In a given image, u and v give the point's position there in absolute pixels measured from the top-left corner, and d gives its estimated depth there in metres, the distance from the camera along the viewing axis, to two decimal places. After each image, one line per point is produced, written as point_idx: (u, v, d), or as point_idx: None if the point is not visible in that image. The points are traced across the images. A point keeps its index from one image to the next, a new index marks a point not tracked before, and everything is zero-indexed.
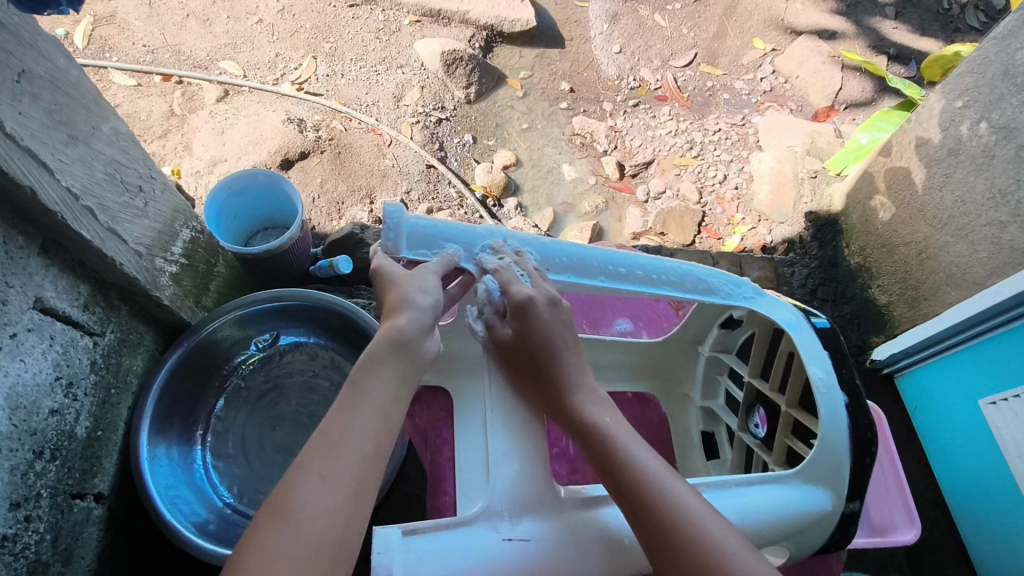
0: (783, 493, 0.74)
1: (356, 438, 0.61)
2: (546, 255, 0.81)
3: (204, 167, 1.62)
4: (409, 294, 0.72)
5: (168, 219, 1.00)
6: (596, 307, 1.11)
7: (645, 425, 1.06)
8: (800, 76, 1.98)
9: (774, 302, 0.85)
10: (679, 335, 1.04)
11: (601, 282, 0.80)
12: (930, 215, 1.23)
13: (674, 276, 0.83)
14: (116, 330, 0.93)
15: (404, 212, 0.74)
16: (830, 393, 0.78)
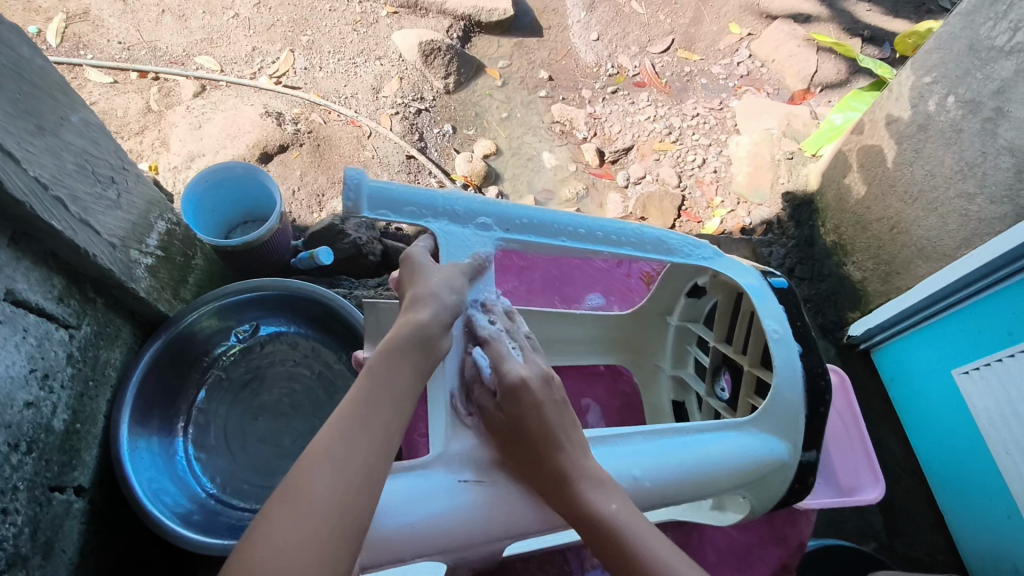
0: (740, 441, 0.77)
1: (368, 423, 0.59)
2: (508, 216, 0.80)
3: (182, 162, 1.61)
4: (431, 286, 0.71)
5: (142, 211, 1.00)
6: (567, 283, 1.17)
7: (618, 396, 1.11)
8: (775, 59, 2.00)
9: (734, 262, 0.87)
10: (648, 306, 1.05)
11: (563, 243, 0.81)
12: (901, 190, 1.25)
13: (634, 237, 0.84)
14: (93, 323, 0.93)
15: (365, 175, 0.72)
16: (784, 345, 0.80)
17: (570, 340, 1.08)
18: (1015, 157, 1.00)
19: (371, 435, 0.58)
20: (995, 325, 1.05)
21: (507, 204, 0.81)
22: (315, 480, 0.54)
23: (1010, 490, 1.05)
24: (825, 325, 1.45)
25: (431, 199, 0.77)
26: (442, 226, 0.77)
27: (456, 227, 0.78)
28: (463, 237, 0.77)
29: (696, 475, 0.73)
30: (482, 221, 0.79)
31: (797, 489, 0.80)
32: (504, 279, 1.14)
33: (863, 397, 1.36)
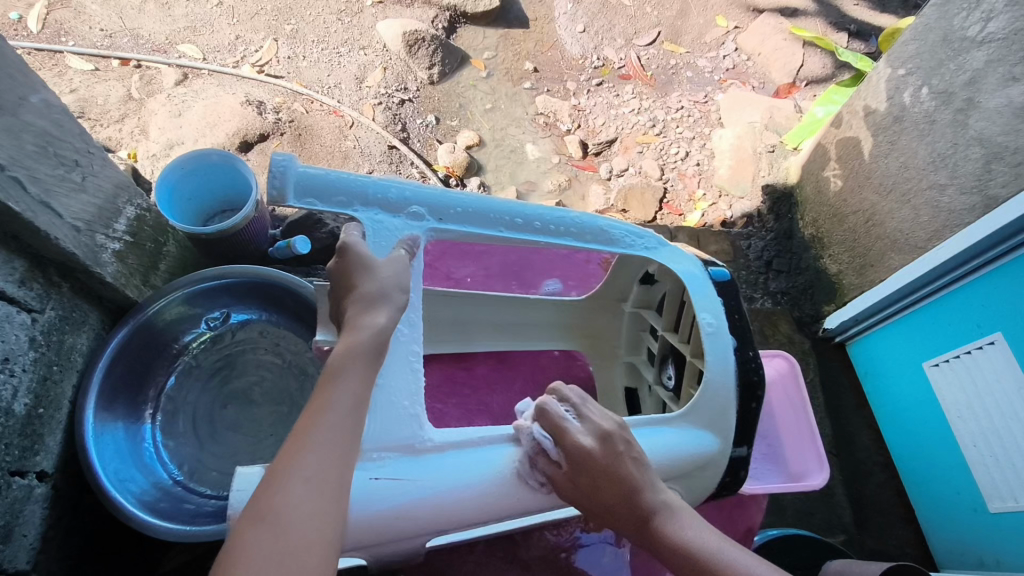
0: (661, 436, 0.76)
1: (329, 429, 0.59)
2: (441, 205, 0.77)
3: (161, 150, 1.60)
4: (384, 286, 0.68)
5: (110, 196, 0.99)
6: (525, 269, 1.17)
7: (573, 380, 1.11)
8: (761, 53, 2.00)
9: (679, 253, 0.86)
10: (604, 292, 1.05)
11: (499, 233, 0.78)
12: (877, 182, 1.25)
13: (575, 226, 0.81)
14: (57, 307, 0.93)
15: (290, 161, 0.69)
16: (720, 338, 0.80)
17: (523, 322, 1.06)
18: (984, 147, 1.00)
19: (332, 441, 0.59)
20: (965, 317, 1.05)
21: (441, 191, 0.77)
22: (284, 495, 0.54)
23: (977, 482, 1.05)
24: (803, 318, 1.44)
25: (360, 186, 0.74)
26: (371, 214, 0.74)
27: (385, 216, 0.75)
28: (393, 227, 0.74)
29: None
30: (414, 209, 0.75)
31: (727, 483, 0.81)
32: (461, 263, 1.15)
33: (837, 391, 1.36)
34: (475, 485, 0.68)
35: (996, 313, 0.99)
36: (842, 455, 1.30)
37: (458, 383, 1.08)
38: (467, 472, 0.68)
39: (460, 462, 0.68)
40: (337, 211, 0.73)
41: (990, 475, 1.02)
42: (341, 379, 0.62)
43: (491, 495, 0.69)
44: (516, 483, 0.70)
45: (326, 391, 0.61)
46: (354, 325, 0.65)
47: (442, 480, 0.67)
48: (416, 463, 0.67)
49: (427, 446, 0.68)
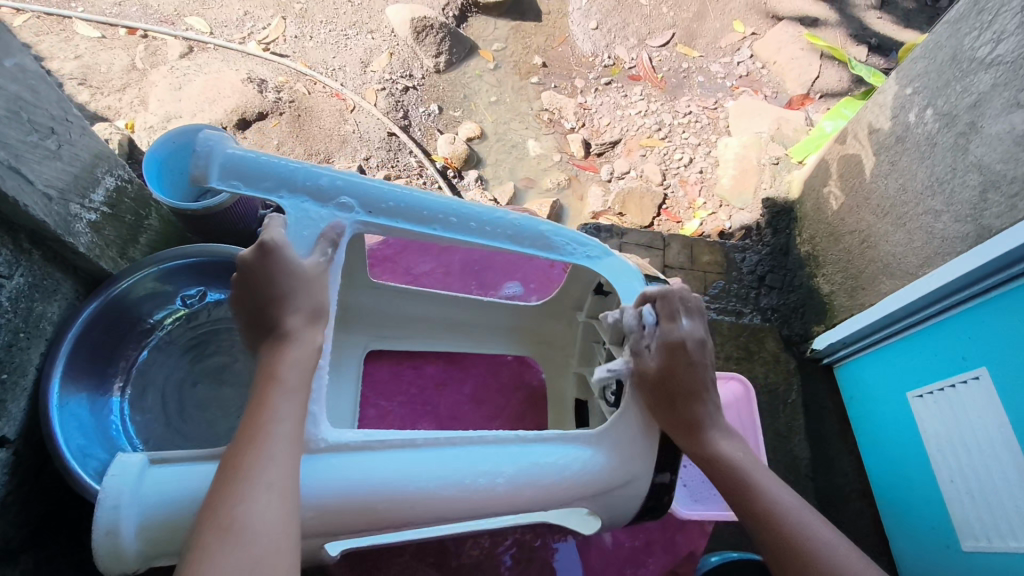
0: (581, 453, 0.67)
1: (284, 439, 0.56)
2: (371, 198, 0.72)
3: (158, 122, 1.60)
4: (322, 301, 0.66)
5: (88, 165, 0.99)
6: (486, 269, 1.14)
7: (524, 387, 1.07)
8: (777, 62, 1.95)
9: (624, 266, 0.79)
10: (559, 299, 1.00)
11: (432, 231, 0.73)
12: (875, 204, 1.22)
13: (511, 230, 0.76)
14: (27, 274, 0.91)
15: (219, 142, 0.70)
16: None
17: (472, 323, 1.04)
18: (982, 174, 0.97)
19: (290, 449, 0.56)
20: (951, 348, 1.02)
21: (376, 184, 0.73)
22: (245, 505, 0.51)
23: (950, 519, 1.02)
24: (791, 337, 1.41)
25: (288, 172, 0.70)
26: (297, 202, 0.70)
27: (311, 205, 0.71)
28: (318, 217, 0.70)
29: (532, 489, 0.64)
30: (344, 200, 0.71)
31: (649, 507, 0.71)
32: (422, 259, 1.14)
33: (822, 415, 1.33)
34: (358, 492, 0.59)
35: (983, 347, 0.96)
36: (821, 481, 1.27)
37: (407, 381, 1.04)
38: (354, 475, 0.60)
39: (357, 463, 0.61)
40: (260, 195, 0.69)
41: (964, 513, 0.99)
42: (287, 390, 0.59)
43: (380, 505, 0.59)
44: (406, 493, 0.60)
45: (273, 397, 0.58)
46: (296, 339, 0.62)
47: (325, 481, 0.59)
48: (309, 463, 0.59)
49: (319, 446, 0.60)
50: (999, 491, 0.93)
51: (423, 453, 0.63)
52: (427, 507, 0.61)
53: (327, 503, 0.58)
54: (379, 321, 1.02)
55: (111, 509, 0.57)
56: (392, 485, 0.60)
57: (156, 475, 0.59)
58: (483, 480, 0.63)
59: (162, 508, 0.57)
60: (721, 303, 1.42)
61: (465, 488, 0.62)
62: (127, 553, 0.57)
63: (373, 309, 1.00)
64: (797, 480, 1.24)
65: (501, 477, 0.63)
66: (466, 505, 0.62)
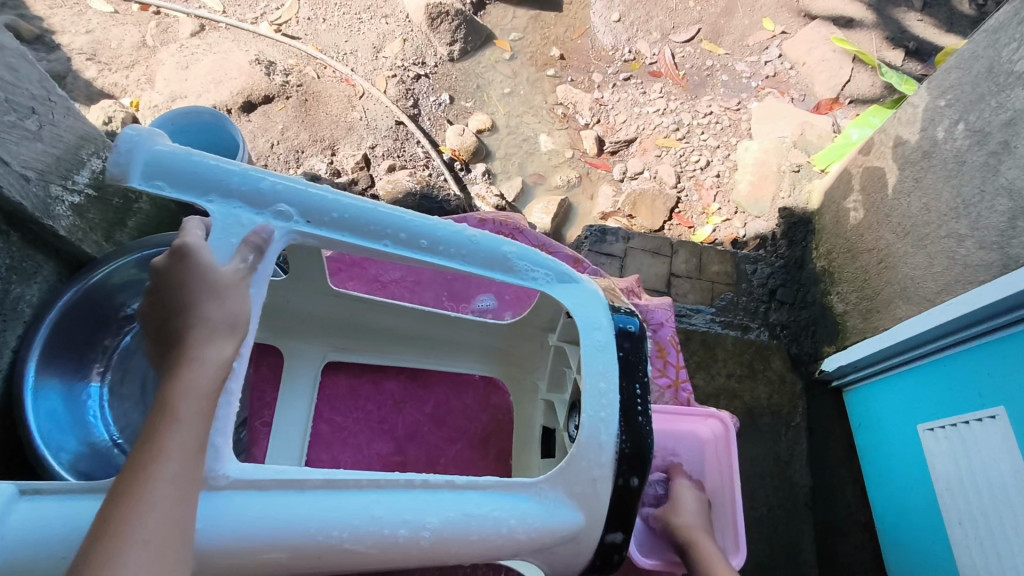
0: (521, 505, 0.62)
1: (173, 481, 0.48)
2: (315, 208, 0.68)
3: (163, 102, 1.58)
4: (237, 310, 0.59)
5: (72, 146, 0.97)
6: (458, 280, 1.10)
7: (488, 410, 1.04)
8: (806, 63, 1.86)
9: (590, 295, 0.74)
10: (530, 319, 0.94)
11: (380, 246, 0.68)
12: (896, 222, 1.15)
13: (464, 248, 0.71)
14: (4, 256, 0.89)
15: (146, 139, 0.64)
16: (604, 401, 0.67)
17: (438, 339, 1.00)
18: (1012, 200, 0.90)
19: (176, 495, 0.48)
20: (969, 383, 0.95)
21: (319, 192, 0.69)
22: (115, 567, 0.43)
23: (955, 562, 0.96)
24: (799, 355, 1.34)
25: (222, 176, 0.65)
26: (229, 207, 0.65)
27: (245, 210, 0.65)
28: (249, 223, 0.65)
29: (458, 542, 0.59)
30: (282, 207, 0.67)
31: (597, 565, 0.67)
32: (392, 266, 1.09)
33: (828, 438, 1.27)
34: (256, 538, 0.53)
35: (1002, 384, 0.89)
36: (821, 509, 1.21)
37: (364, 397, 1.01)
38: (263, 518, 0.54)
39: (270, 505, 0.54)
40: (188, 196, 0.65)
41: (969, 558, 0.93)
42: (182, 424, 0.51)
43: (281, 556, 0.54)
44: (311, 540, 0.54)
45: (164, 436, 0.50)
46: (193, 359, 0.54)
47: (225, 524, 0.53)
48: (203, 504, 0.53)
49: (221, 484, 0.54)
50: (1008, 540, 0.86)
51: (337, 497, 0.57)
52: (345, 557, 0.55)
53: (219, 549, 0.52)
54: (351, 329, 0.98)
55: None
56: (298, 531, 0.54)
57: (25, 509, 0.52)
58: (404, 531, 0.57)
59: (25, 550, 0.51)
60: (727, 316, 1.36)
61: (383, 540, 0.57)
62: None
63: (344, 317, 0.96)
64: (796, 509, 1.18)
65: (424, 530, 0.58)
66: (387, 557, 0.57)
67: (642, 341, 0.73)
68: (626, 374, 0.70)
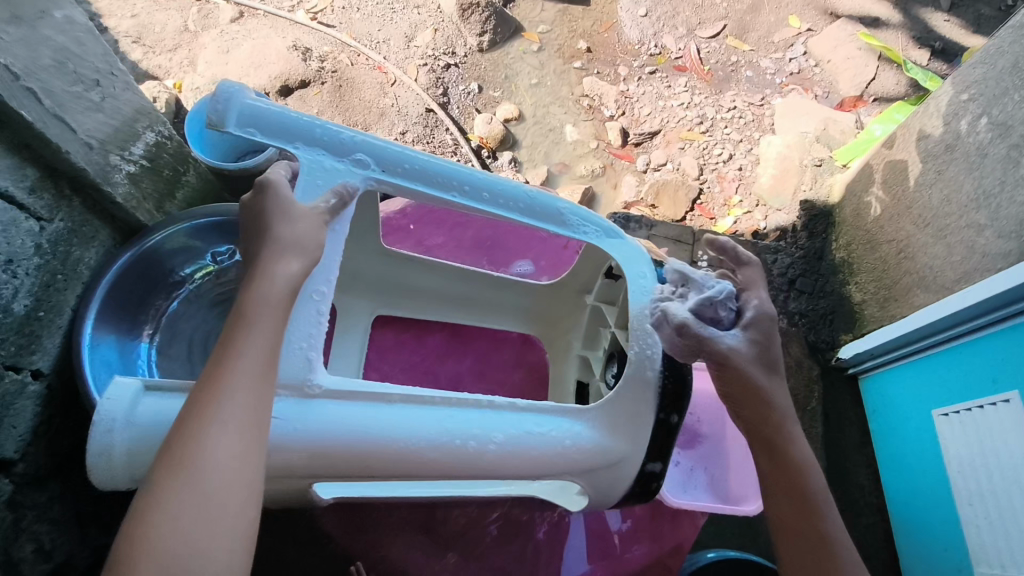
0: (572, 429, 0.74)
1: (246, 381, 0.58)
2: (389, 160, 0.77)
3: (205, 84, 1.65)
4: (305, 240, 0.67)
5: (129, 119, 1.02)
6: (497, 246, 1.15)
7: (525, 367, 1.09)
8: (831, 61, 1.88)
9: (632, 250, 0.84)
10: (569, 280, 0.99)
11: (449, 197, 0.78)
12: (917, 214, 1.18)
13: (520, 201, 0.80)
14: (66, 219, 0.97)
15: (240, 90, 0.73)
16: (648, 341, 0.77)
17: (482, 301, 1.06)
18: None
19: (251, 388, 0.58)
20: (984, 368, 0.98)
21: (391, 146, 0.78)
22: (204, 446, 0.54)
23: (966, 541, 0.99)
24: (816, 343, 1.36)
25: (307, 126, 0.74)
26: (314, 155, 0.74)
27: (328, 158, 0.75)
28: (332, 169, 0.74)
29: (514, 455, 0.71)
30: (360, 156, 0.76)
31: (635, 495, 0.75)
32: (435, 231, 1.14)
33: (844, 424, 1.30)
34: (352, 438, 0.65)
35: (1016, 368, 0.91)
36: (834, 491, 1.24)
37: (409, 348, 1.08)
38: (353, 420, 0.66)
39: (366, 415, 0.67)
40: (277, 143, 0.73)
41: (979, 538, 0.96)
42: (250, 332, 0.60)
43: (377, 460, 0.66)
44: (390, 442, 0.67)
45: (239, 342, 0.60)
46: (266, 274, 0.64)
47: (321, 422, 0.65)
48: (303, 406, 0.65)
49: (317, 392, 0.66)
50: (1018, 518, 0.89)
51: (413, 410, 0.69)
52: (405, 450, 0.67)
53: (320, 443, 0.65)
54: (397, 290, 1.04)
55: (107, 432, 0.64)
56: (383, 436, 0.66)
57: (150, 402, 0.66)
58: (474, 443, 0.69)
59: (151, 435, 0.65)
60: None
61: (457, 450, 0.69)
62: (117, 471, 0.65)
63: (389, 279, 1.02)
64: None
65: (491, 444, 0.70)
66: (451, 461, 0.69)
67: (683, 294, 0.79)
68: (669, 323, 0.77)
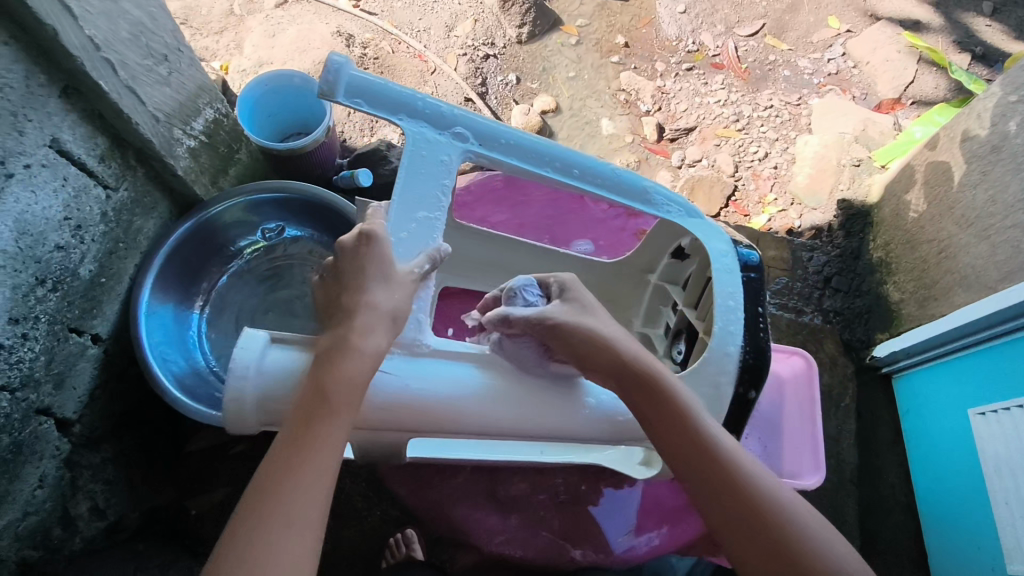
0: None
1: (317, 482, 0.60)
2: (487, 135, 0.84)
3: (251, 67, 1.69)
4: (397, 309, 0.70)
5: (192, 94, 1.05)
6: (559, 224, 1.18)
7: None
8: (869, 63, 1.87)
9: (712, 230, 0.88)
10: (632, 261, 1.06)
11: (542, 171, 0.84)
12: (960, 214, 1.19)
13: (608, 179, 0.86)
14: (131, 189, 1.01)
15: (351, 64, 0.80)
16: (732, 316, 0.81)
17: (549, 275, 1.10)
18: None
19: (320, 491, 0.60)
20: None
21: (487, 122, 0.84)
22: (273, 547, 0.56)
23: (999, 539, 1.00)
24: (851, 341, 1.38)
25: (411, 100, 0.81)
26: (417, 126, 0.81)
27: (431, 130, 0.82)
28: (434, 139, 0.81)
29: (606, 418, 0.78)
30: (458, 130, 0.82)
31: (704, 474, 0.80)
32: (498, 209, 1.17)
33: (876, 421, 1.31)
34: (453, 390, 0.74)
35: None
36: (863, 487, 1.25)
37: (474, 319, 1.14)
38: (455, 376, 0.75)
39: (460, 369, 0.76)
40: (382, 114, 0.80)
41: (1014, 537, 0.96)
42: (324, 436, 0.63)
43: (473, 409, 0.75)
44: (487, 403, 0.75)
45: (314, 440, 0.62)
46: (351, 347, 0.66)
47: (419, 381, 0.73)
48: (412, 362, 0.74)
49: (423, 349, 0.75)
50: None
51: (503, 373, 0.77)
52: (506, 414, 0.76)
53: (428, 393, 0.74)
54: (464, 264, 1.10)
55: (241, 377, 0.71)
56: (481, 390, 0.75)
57: (274, 355, 0.72)
58: (568, 407, 0.77)
59: (282, 383, 0.71)
60: (783, 299, 1.41)
61: (552, 413, 0.77)
62: (246, 411, 0.71)
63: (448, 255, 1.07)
64: (840, 483, 1.23)
65: (584, 407, 0.78)
66: (544, 423, 0.77)
67: (760, 271, 0.86)
68: (751, 298, 0.83)
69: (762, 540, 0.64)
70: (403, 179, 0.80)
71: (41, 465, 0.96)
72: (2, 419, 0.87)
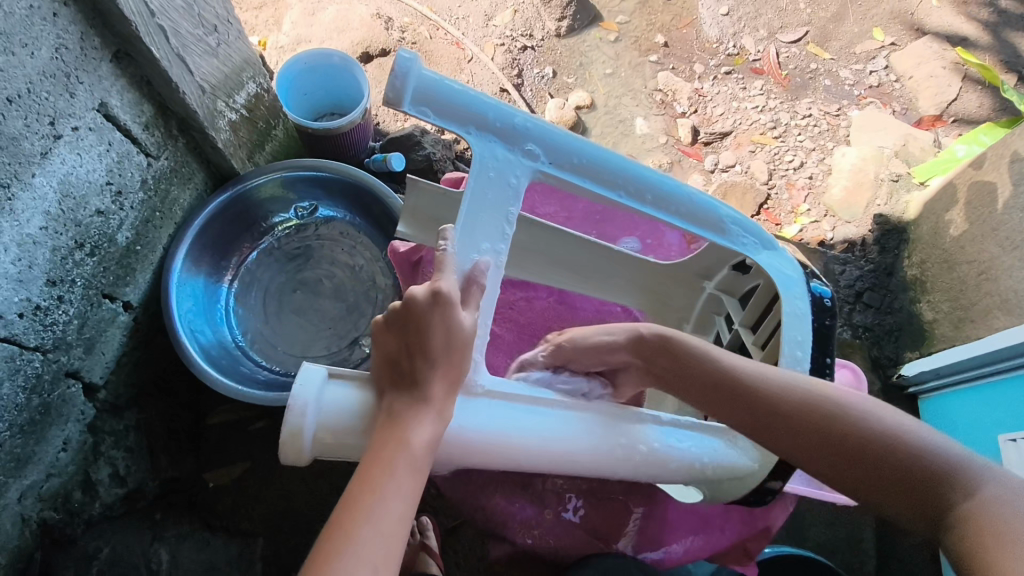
0: (715, 446, 0.80)
1: (393, 518, 0.60)
2: (560, 153, 0.79)
3: (289, 44, 1.70)
4: (457, 373, 0.69)
5: (237, 67, 1.05)
6: (607, 221, 1.15)
7: None
8: (913, 77, 1.82)
9: (786, 261, 0.86)
10: (688, 265, 1.04)
11: (617, 196, 0.81)
12: (1004, 236, 1.19)
13: (682, 203, 0.83)
14: (171, 158, 1.01)
15: (417, 62, 0.72)
16: (796, 366, 0.81)
17: (591, 270, 1.09)
18: None
19: (398, 528, 0.61)
20: None
21: (560, 134, 0.79)
22: None
23: None
24: (879, 358, 1.39)
25: (481, 111, 0.76)
26: (485, 140, 0.77)
27: (500, 146, 0.78)
28: (501, 157, 0.78)
29: (663, 460, 0.77)
30: (530, 147, 0.78)
31: (750, 501, 0.85)
32: (547, 202, 1.15)
33: None
34: (507, 438, 0.71)
35: None
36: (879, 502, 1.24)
37: (517, 311, 1.13)
38: (508, 423, 0.71)
39: (513, 414, 0.72)
40: (449, 127, 0.75)
41: None
42: (393, 475, 0.62)
43: (523, 460, 0.72)
44: (544, 452, 0.72)
45: (381, 477, 0.62)
46: (423, 400, 0.66)
47: (471, 420, 0.70)
48: (467, 404, 0.71)
49: (477, 390, 0.72)
50: None
51: (563, 420, 0.74)
52: (564, 462, 0.73)
53: (478, 439, 0.70)
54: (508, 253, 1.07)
55: (298, 416, 0.66)
56: (537, 441, 0.72)
57: (335, 390, 0.68)
58: (623, 451, 0.75)
59: (344, 420, 0.67)
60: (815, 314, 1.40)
61: (609, 456, 0.74)
62: (304, 452, 0.67)
63: None
64: None
65: (639, 450, 0.75)
66: (601, 466, 0.75)
67: (832, 313, 0.85)
68: (821, 345, 0.83)
69: (843, 447, 0.68)
70: (467, 201, 0.77)
71: (66, 428, 0.98)
72: (32, 379, 0.89)
